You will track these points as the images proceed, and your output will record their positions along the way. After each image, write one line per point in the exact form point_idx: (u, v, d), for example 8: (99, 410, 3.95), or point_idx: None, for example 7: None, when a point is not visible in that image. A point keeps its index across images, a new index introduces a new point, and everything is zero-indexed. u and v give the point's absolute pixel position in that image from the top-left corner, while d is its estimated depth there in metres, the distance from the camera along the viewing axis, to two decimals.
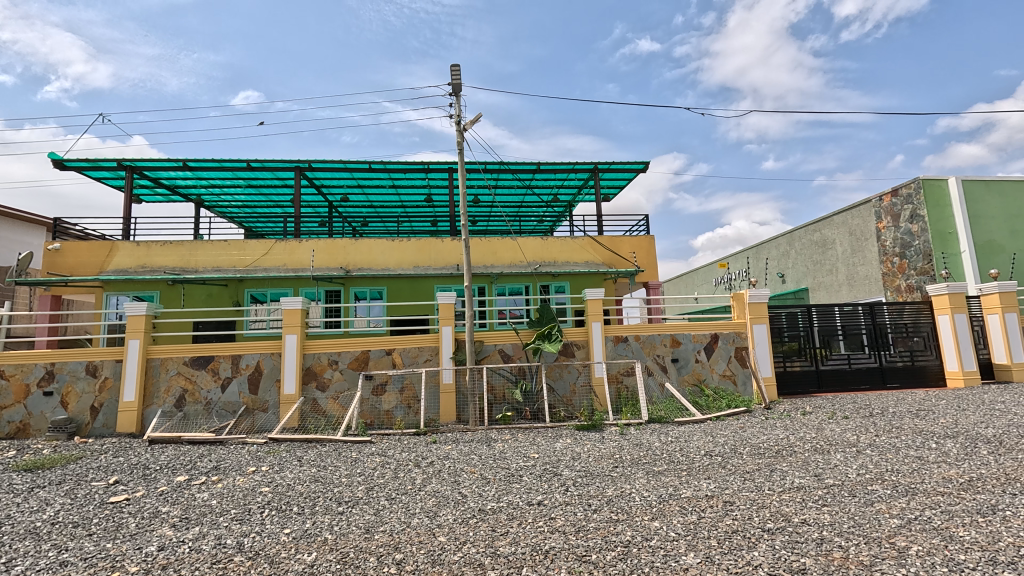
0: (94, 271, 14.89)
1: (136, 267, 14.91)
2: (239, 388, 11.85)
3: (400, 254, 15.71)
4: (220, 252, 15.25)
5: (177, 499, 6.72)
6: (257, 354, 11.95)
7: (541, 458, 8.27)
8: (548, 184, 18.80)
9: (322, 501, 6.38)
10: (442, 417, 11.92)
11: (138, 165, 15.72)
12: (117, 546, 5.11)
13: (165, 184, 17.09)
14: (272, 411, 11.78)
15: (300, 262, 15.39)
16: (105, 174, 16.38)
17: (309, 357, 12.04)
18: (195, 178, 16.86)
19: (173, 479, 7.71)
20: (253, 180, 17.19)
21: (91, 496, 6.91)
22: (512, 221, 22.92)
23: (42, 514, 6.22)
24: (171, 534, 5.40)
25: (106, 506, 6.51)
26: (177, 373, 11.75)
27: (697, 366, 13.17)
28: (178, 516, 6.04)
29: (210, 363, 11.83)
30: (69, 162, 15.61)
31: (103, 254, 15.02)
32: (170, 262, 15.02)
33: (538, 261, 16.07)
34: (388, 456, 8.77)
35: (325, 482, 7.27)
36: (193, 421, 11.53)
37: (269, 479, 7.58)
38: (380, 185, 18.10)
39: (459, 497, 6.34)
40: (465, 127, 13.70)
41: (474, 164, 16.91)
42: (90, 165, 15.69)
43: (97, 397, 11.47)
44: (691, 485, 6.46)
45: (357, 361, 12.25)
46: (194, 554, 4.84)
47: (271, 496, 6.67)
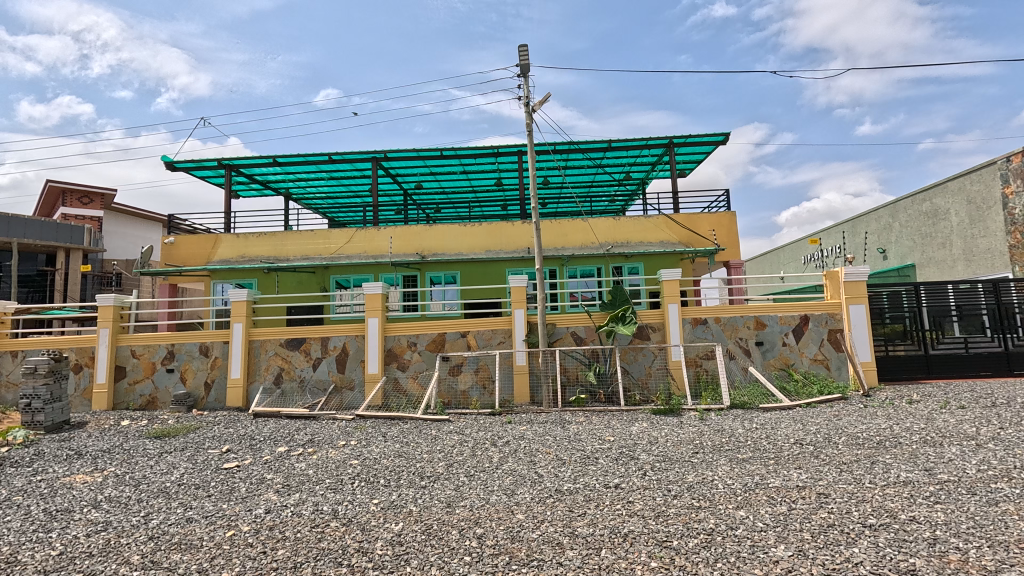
0: (203, 261, 16.47)
1: (237, 257, 16.33)
2: (329, 367, 12.72)
3: (472, 238, 16.00)
4: (308, 241, 16.32)
5: (280, 467, 7.39)
6: (343, 336, 12.76)
7: (617, 441, 8.16)
8: (619, 162, 18.20)
9: (405, 475, 6.73)
10: (517, 398, 12.13)
11: (235, 163, 17.11)
12: (231, 507, 5.71)
13: (259, 179, 18.47)
14: (358, 389, 12.56)
15: (379, 249, 16.14)
16: (208, 173, 17.97)
17: (390, 339, 12.67)
18: (283, 173, 18.07)
19: (276, 449, 8.47)
20: (335, 172, 18.13)
21: (207, 463, 7.74)
22: (583, 201, 22.53)
23: (169, 476, 7.08)
24: (275, 499, 5.95)
25: (221, 471, 7.30)
26: (275, 353, 12.81)
27: (784, 350, 12.36)
28: (281, 482, 6.64)
29: (303, 344, 12.77)
30: (178, 163, 17.32)
31: (209, 246, 16.56)
32: (266, 252, 16.32)
33: (610, 242, 15.69)
34: (465, 435, 9.05)
35: (408, 457, 7.65)
36: (290, 397, 12.57)
37: (358, 452, 8.11)
38: (451, 171, 18.41)
39: (536, 476, 6.43)
40: (533, 108, 13.56)
41: (543, 146, 16.75)
42: (196, 165, 17.27)
43: (209, 374, 12.80)
44: (780, 474, 6.11)
45: (434, 343, 12.68)
46: (297, 518, 5.30)
47: (361, 469, 7.14)
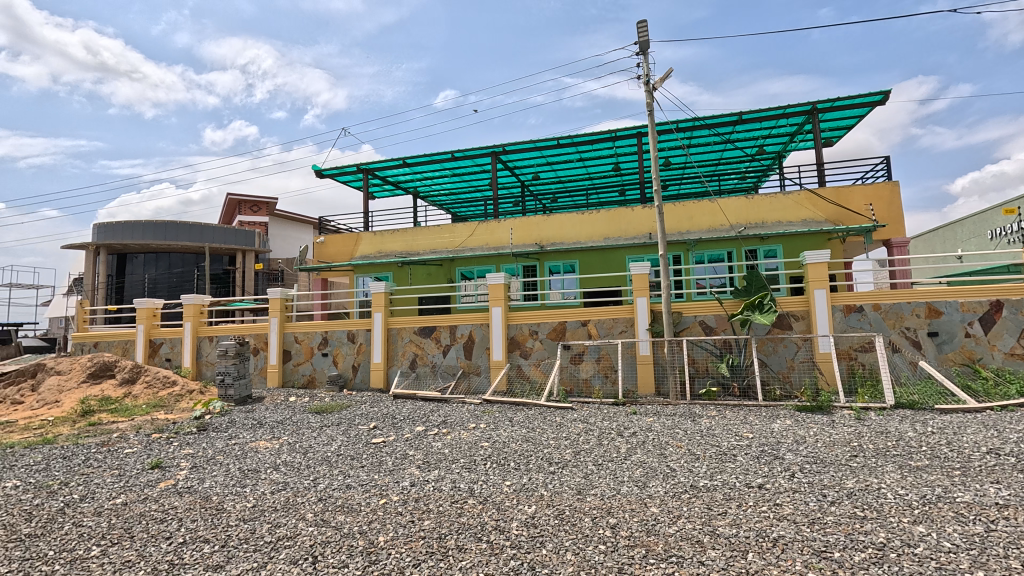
0: (348, 257, 18.38)
1: (375, 253, 17.96)
2: (457, 354, 13.48)
3: (591, 226, 15.79)
4: (435, 236, 17.39)
5: (419, 445, 8.03)
6: (469, 324, 13.42)
7: (756, 438, 7.52)
8: (751, 135, 16.64)
9: (534, 460, 6.89)
10: (641, 388, 11.78)
11: (371, 167, 18.77)
12: (382, 478, 6.34)
13: (391, 180, 20.06)
14: (484, 375, 13.14)
15: (500, 241, 16.66)
16: (349, 178, 19.95)
17: (512, 327, 13.03)
18: (412, 173, 19.42)
19: (414, 428, 9.21)
20: (457, 169, 19.03)
21: (358, 437, 8.67)
22: (709, 181, 21.00)
23: (329, 447, 8.05)
24: (418, 474, 6.47)
25: (371, 445, 8.14)
26: (410, 340, 13.89)
27: (968, 342, 10.42)
28: (421, 459, 7.21)
29: (433, 332, 13.67)
30: (326, 171, 19.47)
31: (352, 243, 18.42)
32: (399, 247, 17.73)
33: (743, 223, 14.46)
34: (590, 424, 9.01)
35: (535, 443, 7.83)
36: (424, 381, 13.56)
37: (487, 435, 8.50)
38: (568, 159, 18.31)
39: (668, 470, 6.18)
40: (654, 86, 12.92)
41: (665, 125, 15.90)
42: (339, 172, 19.27)
43: (356, 358, 14.30)
44: (970, 488, 5.16)
45: (556, 332, 12.78)
46: (438, 493, 5.71)
47: (491, 451, 7.47)
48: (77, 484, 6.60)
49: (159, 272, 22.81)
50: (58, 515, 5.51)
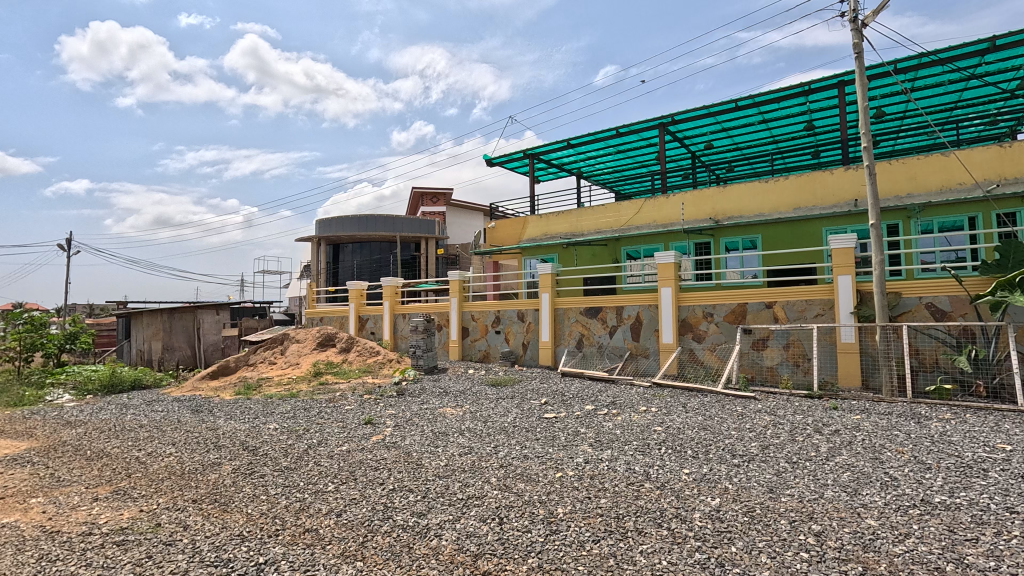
0: (516, 240, 19.25)
1: (541, 235, 18.49)
2: (624, 335, 13.22)
3: (777, 196, 13.98)
4: (600, 216, 17.16)
5: (590, 423, 8.09)
6: (637, 305, 13.03)
7: (1018, 453, 5.89)
8: (1010, 64, 12.85)
9: (715, 450, 6.41)
10: (842, 381, 10.16)
11: (536, 152, 19.23)
12: (556, 452, 6.54)
13: (555, 163, 20.31)
14: (653, 357, 12.68)
15: (669, 217, 15.75)
16: (516, 164, 20.76)
17: (684, 309, 12.27)
18: (575, 154, 19.40)
19: (584, 407, 9.30)
20: (622, 145, 18.44)
21: (531, 411, 9.07)
22: (941, 131, 16.85)
23: (506, 418, 8.58)
24: (591, 452, 6.52)
25: (543, 419, 8.45)
26: (576, 320, 14.04)
27: None
28: (593, 437, 7.25)
29: (600, 313, 13.60)
30: (495, 160, 20.54)
31: (520, 227, 19.22)
32: (565, 229, 17.94)
33: (994, 180, 11.35)
34: (778, 417, 8.06)
35: (715, 432, 7.28)
36: (591, 360, 13.63)
37: (660, 419, 8.18)
38: (747, 122, 16.39)
39: (887, 478, 5.21)
40: (864, 22, 10.74)
41: (878, 67, 13.13)
42: (507, 159, 20.14)
43: (525, 336, 14.99)
44: None
45: (734, 314, 11.70)
46: (613, 472, 5.67)
47: (666, 436, 7.17)
48: (315, 432, 8.14)
49: (363, 258, 26.76)
50: (305, 454, 6.87)
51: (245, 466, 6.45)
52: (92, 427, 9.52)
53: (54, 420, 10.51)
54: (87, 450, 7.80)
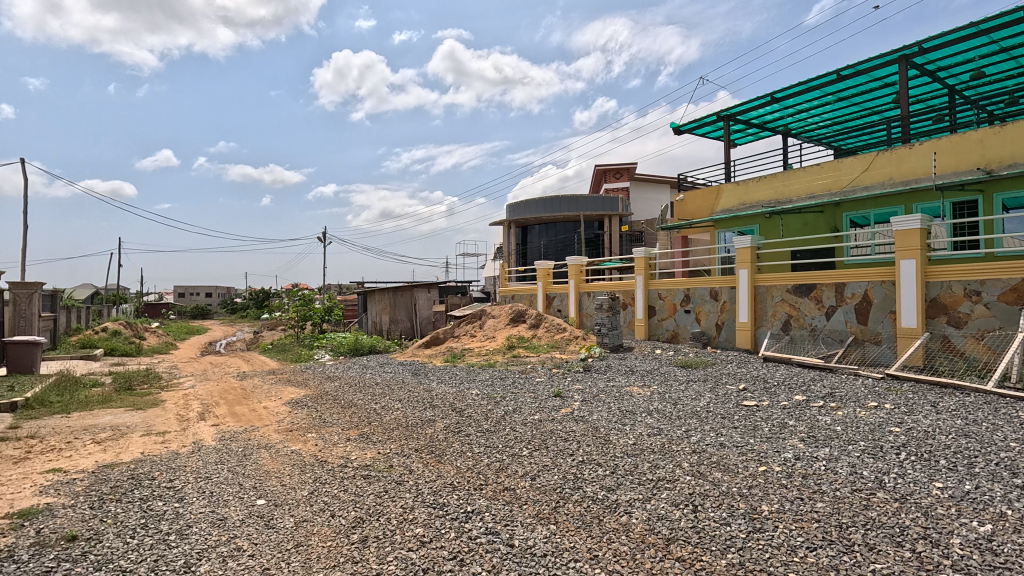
0: (708, 212, 17.75)
1: (738, 205, 16.68)
2: (846, 317, 11.24)
3: None
4: (814, 178, 14.69)
5: (801, 416, 7.09)
6: (864, 282, 10.92)
7: None
8: None
9: (983, 464, 5.03)
10: None
11: (733, 112, 17.27)
12: (759, 444, 5.90)
13: (756, 122, 17.98)
14: (887, 345, 10.52)
15: (913, 172, 12.66)
16: (708, 129, 18.98)
17: (935, 286, 9.81)
18: (782, 109, 16.87)
19: (793, 397, 8.19)
20: (844, 91, 15.38)
21: (728, 397, 8.33)
22: None
23: (699, 402, 8.05)
24: (803, 448, 5.72)
25: (742, 407, 7.70)
26: (782, 299, 12.38)
27: None
28: (806, 432, 6.35)
29: (813, 291, 11.78)
30: (684, 127, 19.11)
31: (712, 197, 17.64)
32: (767, 196, 15.85)
33: None
34: None
35: (983, 441, 5.71)
36: (801, 345, 11.92)
37: (899, 419, 6.74)
38: None
39: None
40: None
41: None
42: (698, 124, 18.53)
43: (720, 316, 13.81)
44: None
45: (1016, 293, 8.99)
46: (832, 474, 4.89)
47: (907, 440, 5.88)
48: (510, 400, 8.81)
49: (549, 239, 27.78)
50: (502, 419, 7.50)
51: (454, 425, 7.34)
52: (345, 382, 11.93)
53: (320, 374, 13.47)
54: (342, 399, 9.82)
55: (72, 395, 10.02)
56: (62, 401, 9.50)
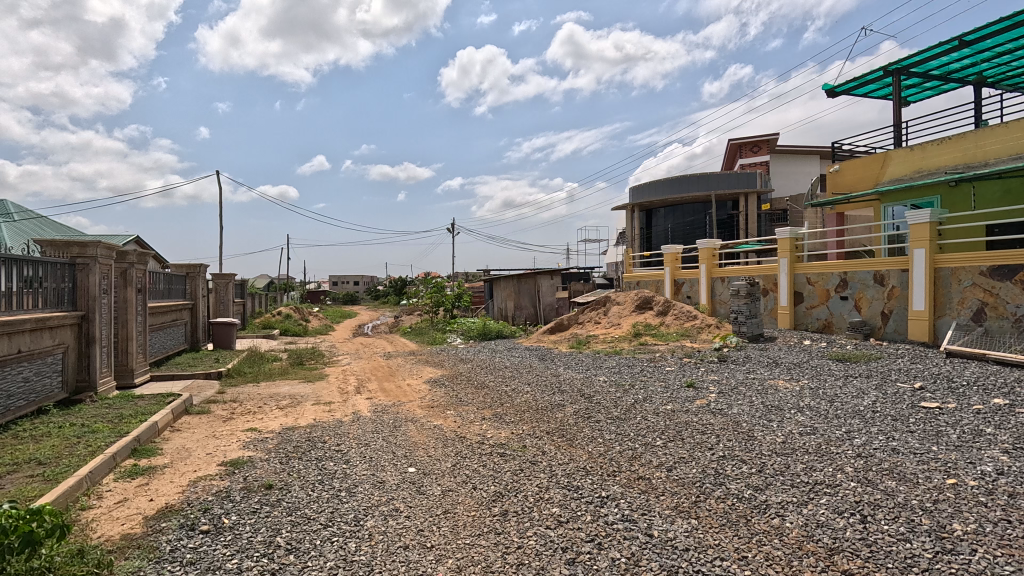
0: (871, 184, 15.41)
1: (911, 174, 14.21)
2: None
3: None
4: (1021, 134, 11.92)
5: (1003, 424, 5.88)
6: None
7: None
8: None
9: None
10: None
11: (905, 64, 14.67)
12: (945, 453, 5.02)
13: (937, 73, 15.07)
14: None
15: None
16: (871, 87, 16.38)
17: None
18: (974, 53, 13.91)
19: (989, 400, 6.83)
20: None
21: (901, 396, 7.21)
22: None
23: (862, 400, 7.08)
24: (1008, 462, 4.74)
25: (919, 409, 6.61)
26: (973, 284, 10.33)
27: None
28: (1011, 443, 5.26)
29: (1019, 274, 9.69)
30: (839, 88, 16.72)
31: (877, 166, 15.25)
32: (952, 160, 13.26)
33: None
34: None
35: None
36: (999, 339, 9.89)
37: None
38: None
39: None
40: None
41: None
42: (859, 83, 16.07)
43: (887, 304, 11.98)
44: None
45: None
46: None
47: None
48: (639, 388, 8.62)
49: (675, 222, 26.36)
50: (632, 408, 7.36)
51: (583, 411, 7.39)
52: (476, 364, 12.67)
53: (454, 356, 14.42)
54: (474, 380, 10.41)
55: (260, 367, 11.98)
56: (253, 372, 11.41)
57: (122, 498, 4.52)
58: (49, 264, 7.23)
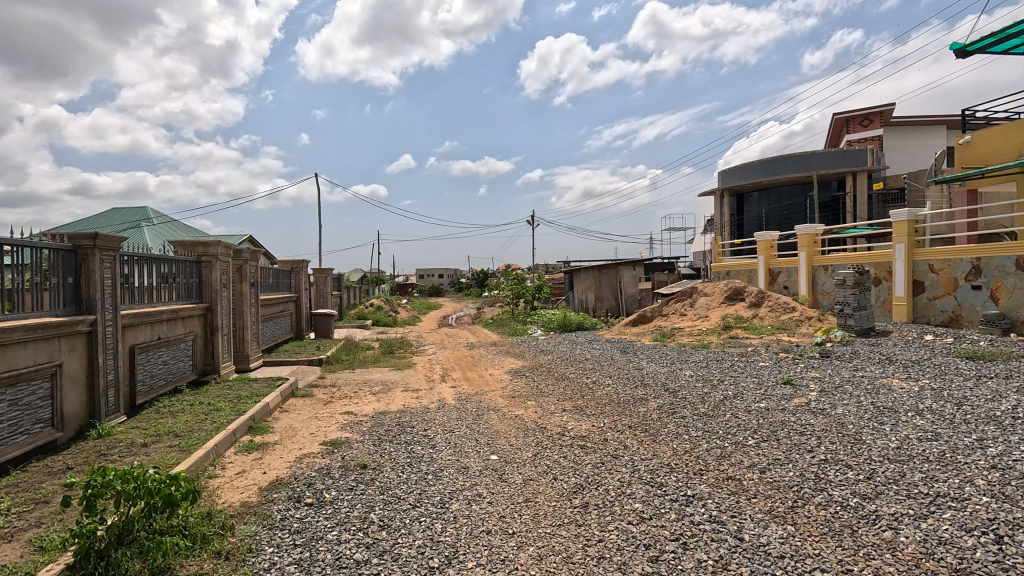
0: (1014, 155, 13.27)
1: None
2: None
3: None
4: None
5: None
6: None
7: None
8: None
9: None
10: None
11: None
12: None
13: None
14: None
15: None
16: (1015, 41, 14.05)
17: None
18: None
19: None
20: None
21: None
22: None
23: (998, 405, 6.17)
24: None
25: None
26: None
27: None
28: None
29: None
30: (972, 47, 14.57)
31: (1021, 134, 13.09)
32: None
33: None
34: None
35: None
36: None
37: None
38: None
39: None
40: None
41: None
42: (999, 38, 13.86)
43: None
44: None
45: None
46: None
47: None
48: (729, 384, 8.17)
49: (770, 207, 24.50)
50: (721, 404, 7.00)
51: (668, 405, 7.13)
52: (557, 355, 12.68)
53: (535, 347, 14.55)
54: (555, 372, 10.44)
55: (355, 355, 12.87)
56: (348, 359, 12.27)
57: (241, 470, 5.09)
58: (180, 261, 8.22)
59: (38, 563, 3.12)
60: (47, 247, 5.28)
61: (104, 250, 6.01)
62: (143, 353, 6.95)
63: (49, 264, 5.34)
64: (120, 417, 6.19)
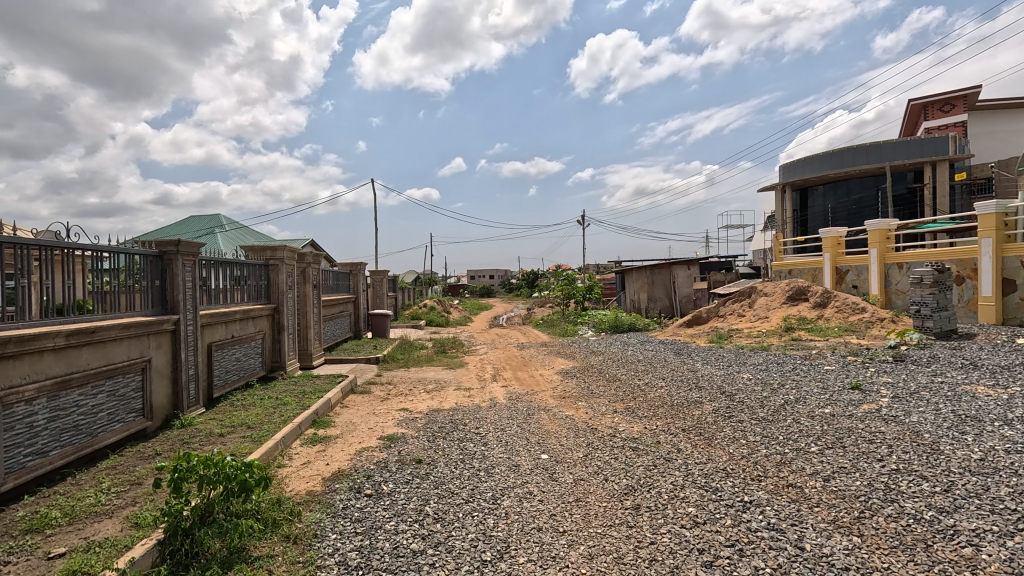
0: None
1: None
2: None
3: None
4: None
5: None
6: None
7: None
8: None
9: None
10: None
11: None
12: None
13: None
14: None
15: None
16: None
17: None
18: None
19: None
20: None
21: None
22: None
23: None
24: None
25: None
26: None
27: None
28: None
29: None
30: None
31: None
32: None
33: None
34: None
35: None
36: None
37: None
38: None
39: None
40: None
41: None
42: None
43: None
44: None
45: None
46: None
47: None
48: (790, 388, 7.81)
49: (837, 201, 23.16)
50: (781, 409, 6.71)
51: (724, 409, 6.93)
52: (608, 356, 12.58)
53: (586, 348, 14.49)
54: (605, 373, 10.35)
55: (410, 354, 13.31)
56: (404, 358, 12.68)
57: (306, 460, 5.42)
58: (250, 264, 8.81)
59: (135, 537, 3.47)
60: (138, 252, 5.84)
61: (186, 255, 6.56)
62: (219, 350, 7.51)
63: (139, 268, 5.90)
64: (199, 408, 6.72)
